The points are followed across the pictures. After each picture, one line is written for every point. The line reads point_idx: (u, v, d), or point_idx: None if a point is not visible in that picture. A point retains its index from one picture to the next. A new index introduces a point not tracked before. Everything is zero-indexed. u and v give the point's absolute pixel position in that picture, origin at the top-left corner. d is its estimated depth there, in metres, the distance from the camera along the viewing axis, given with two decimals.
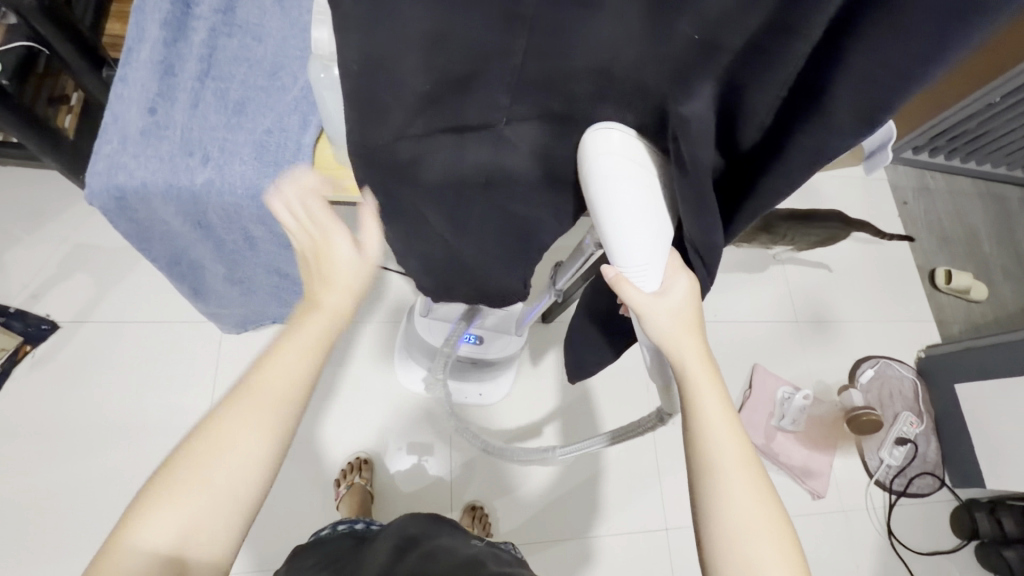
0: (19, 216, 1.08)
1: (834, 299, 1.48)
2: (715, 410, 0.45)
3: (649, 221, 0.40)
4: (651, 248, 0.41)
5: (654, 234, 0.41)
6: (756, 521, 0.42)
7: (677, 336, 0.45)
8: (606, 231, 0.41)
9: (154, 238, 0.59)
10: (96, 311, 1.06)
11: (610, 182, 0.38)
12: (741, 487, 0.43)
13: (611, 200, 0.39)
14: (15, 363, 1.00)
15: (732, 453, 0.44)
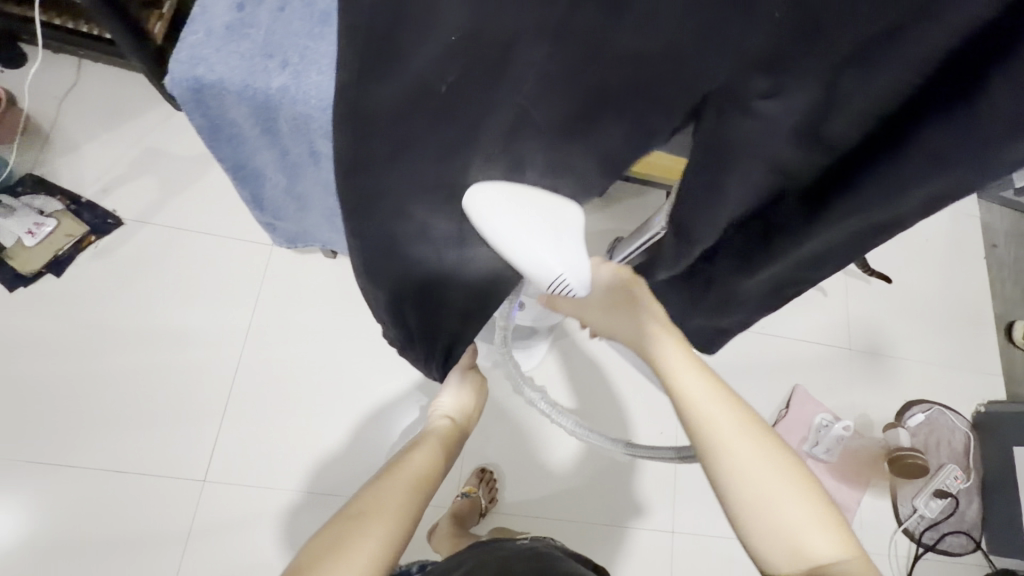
0: (99, 112, 1.12)
1: (894, 333, 1.38)
2: (706, 406, 0.50)
3: (552, 247, 0.47)
4: (560, 257, 0.48)
5: (558, 250, 0.48)
6: (774, 485, 0.49)
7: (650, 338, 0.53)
8: (517, 262, 0.48)
9: (224, 138, 0.58)
10: (158, 215, 1.10)
11: (507, 225, 0.46)
12: (751, 457, 0.49)
13: (503, 236, 0.46)
14: (79, 250, 1.05)
15: (733, 429, 0.50)
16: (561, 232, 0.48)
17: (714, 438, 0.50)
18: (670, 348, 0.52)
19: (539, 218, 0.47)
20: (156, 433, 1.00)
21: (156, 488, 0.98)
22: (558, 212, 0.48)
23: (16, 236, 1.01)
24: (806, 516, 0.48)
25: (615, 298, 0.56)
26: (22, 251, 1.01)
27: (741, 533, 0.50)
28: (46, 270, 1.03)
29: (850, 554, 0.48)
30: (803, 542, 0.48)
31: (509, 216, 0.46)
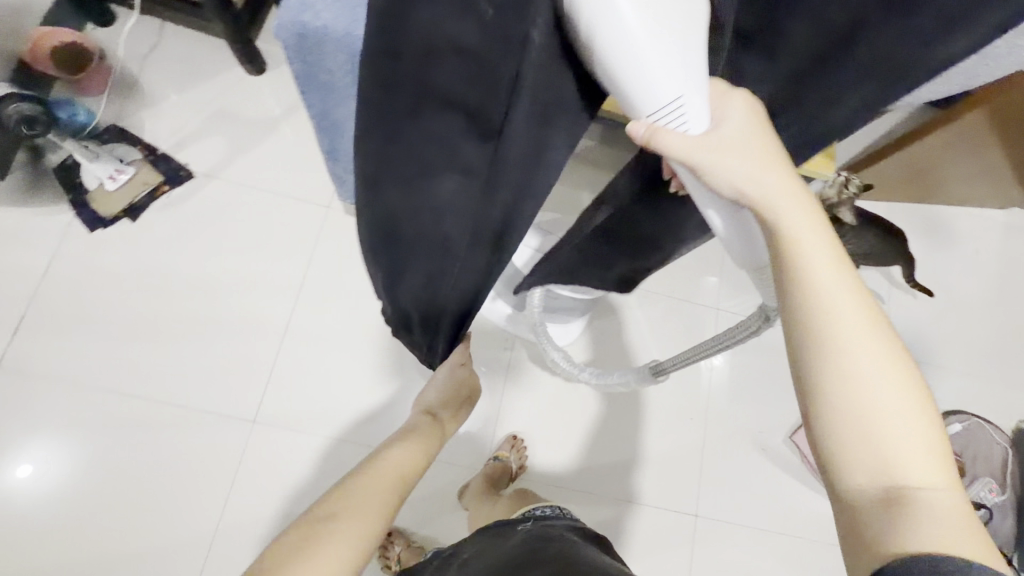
0: (178, 70, 1.19)
1: (935, 341, 1.36)
2: (831, 285, 0.39)
3: (672, 62, 0.35)
4: (680, 79, 0.35)
5: (678, 66, 0.35)
6: (891, 401, 0.39)
7: (770, 190, 0.40)
8: (630, 82, 0.35)
9: (317, 87, 0.63)
10: (225, 170, 1.16)
11: (620, 19, 0.32)
12: (862, 355, 0.39)
13: (619, 40, 0.32)
14: (152, 198, 1.12)
15: (854, 326, 0.39)
16: (689, 49, 0.35)
17: (820, 331, 0.39)
18: (794, 208, 0.40)
19: (658, 13, 0.33)
20: (211, 373, 1.07)
21: (209, 424, 1.04)
22: (692, 16, 0.34)
23: (100, 180, 1.08)
24: (908, 435, 0.39)
25: (744, 133, 0.40)
26: (103, 195, 1.09)
27: (817, 436, 0.41)
28: (123, 214, 1.10)
29: (948, 488, 0.39)
30: (895, 460, 0.38)
31: (641, 7, 0.32)
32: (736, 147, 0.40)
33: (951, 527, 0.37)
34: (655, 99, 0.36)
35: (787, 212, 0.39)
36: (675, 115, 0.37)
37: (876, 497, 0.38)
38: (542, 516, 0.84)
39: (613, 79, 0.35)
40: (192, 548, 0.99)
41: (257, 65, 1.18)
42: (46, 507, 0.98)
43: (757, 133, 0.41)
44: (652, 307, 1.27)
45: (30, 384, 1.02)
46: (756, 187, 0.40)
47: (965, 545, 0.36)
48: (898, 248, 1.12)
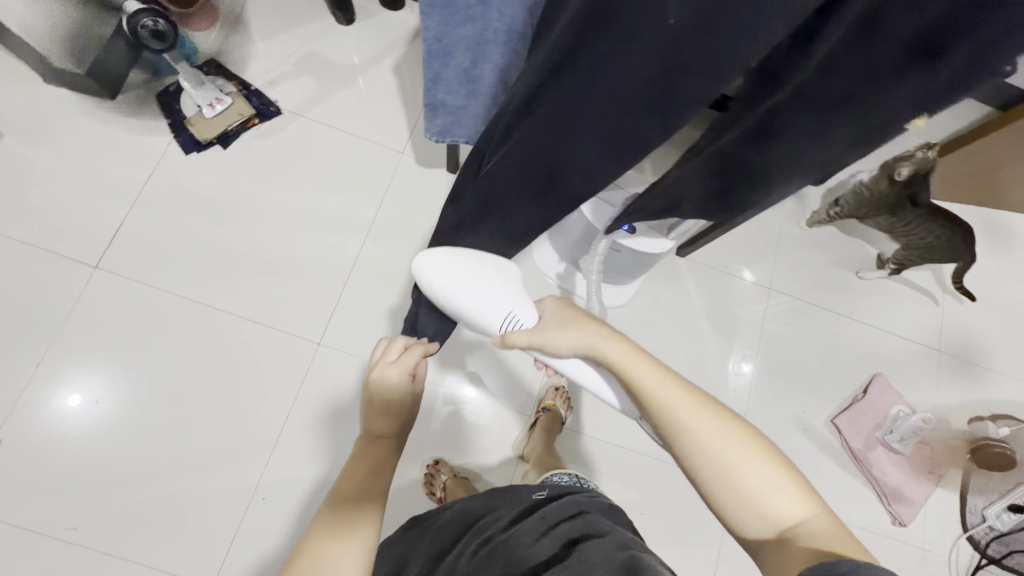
0: (277, 15, 1.26)
1: (990, 344, 1.34)
2: (661, 387, 0.53)
3: (486, 288, 0.63)
4: (503, 305, 0.63)
5: (498, 288, 0.64)
6: (744, 456, 0.48)
7: (596, 340, 0.57)
8: (466, 315, 0.64)
9: (440, 6, 0.67)
10: (310, 111, 1.23)
11: (444, 288, 0.64)
12: (707, 432, 0.50)
13: (456, 285, 0.63)
14: (245, 129, 1.20)
15: (694, 412, 0.51)
16: (501, 281, 0.64)
17: (674, 420, 0.51)
18: (608, 345, 0.57)
19: (472, 273, 0.64)
20: (283, 296, 1.13)
21: (280, 342, 1.12)
22: (496, 267, 0.66)
23: (200, 107, 1.16)
24: (771, 481, 0.47)
25: (567, 313, 0.62)
26: (201, 120, 1.17)
27: (716, 510, 0.49)
28: (216, 141, 1.18)
29: (816, 510, 0.46)
30: (761, 500, 0.47)
31: (454, 269, 0.64)
32: (563, 324, 0.60)
33: (817, 537, 0.43)
34: (493, 322, 0.63)
35: (611, 349, 0.56)
36: (514, 323, 0.62)
37: (772, 540, 0.45)
38: (567, 488, 0.80)
39: (465, 313, 0.64)
40: (256, 453, 1.07)
41: (347, 15, 1.25)
42: (128, 400, 1.06)
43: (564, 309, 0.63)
44: (702, 282, 1.29)
45: (120, 288, 1.10)
46: (590, 342, 0.58)
47: (840, 546, 0.42)
48: (966, 242, 1.11)
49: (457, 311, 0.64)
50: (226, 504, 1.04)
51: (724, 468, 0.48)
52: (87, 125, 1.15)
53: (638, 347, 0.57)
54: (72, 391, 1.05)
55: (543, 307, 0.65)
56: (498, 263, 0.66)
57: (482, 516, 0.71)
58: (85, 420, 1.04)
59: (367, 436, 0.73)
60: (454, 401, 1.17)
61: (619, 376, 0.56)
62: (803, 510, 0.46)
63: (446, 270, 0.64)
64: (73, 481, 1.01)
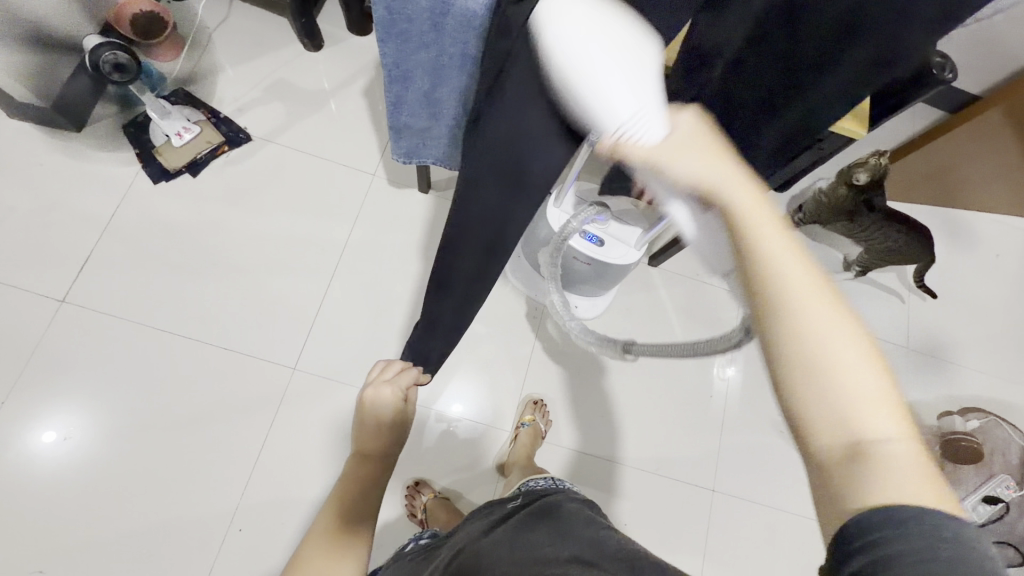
0: (245, 44, 1.28)
1: (956, 339, 1.37)
2: (769, 241, 0.34)
3: (621, 67, 0.38)
4: (630, 98, 0.38)
5: (631, 77, 0.38)
6: (846, 355, 0.32)
7: (708, 172, 0.36)
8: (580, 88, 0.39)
9: (395, 34, 0.67)
10: (280, 137, 1.23)
11: (568, 44, 0.38)
12: (830, 330, 0.32)
13: (577, 53, 0.38)
14: (214, 157, 1.20)
15: (801, 280, 0.33)
16: (641, 72, 0.38)
17: (770, 293, 0.33)
18: (724, 173, 0.36)
19: (593, 29, 0.38)
20: (257, 321, 1.13)
21: (254, 368, 1.10)
22: (633, 51, 0.39)
23: (168, 136, 1.17)
24: (874, 395, 0.32)
25: (696, 135, 0.38)
26: (169, 149, 1.17)
27: (779, 393, 0.34)
28: (185, 169, 1.18)
29: (907, 438, 0.32)
30: (846, 411, 0.32)
31: (589, 20, 0.38)
32: (689, 146, 0.37)
33: (908, 474, 0.30)
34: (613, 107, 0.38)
35: (728, 179, 0.36)
36: (639, 125, 0.37)
37: (840, 459, 0.31)
38: (542, 491, 0.81)
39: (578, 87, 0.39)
40: (232, 483, 1.05)
41: (314, 42, 1.26)
42: (98, 436, 1.04)
43: (696, 120, 0.39)
44: (675, 290, 1.31)
45: (88, 321, 1.09)
46: (695, 165, 0.37)
47: (924, 493, 0.30)
48: (922, 245, 1.16)
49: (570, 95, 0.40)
50: (202, 536, 1.02)
51: (815, 362, 0.32)
52: (52, 158, 1.14)
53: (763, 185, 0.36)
54: (39, 428, 1.03)
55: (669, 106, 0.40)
56: (639, 45, 0.39)
57: (462, 530, 0.72)
58: (53, 458, 1.02)
59: (358, 455, 0.78)
60: (447, 420, 1.16)
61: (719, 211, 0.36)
62: (895, 434, 0.32)
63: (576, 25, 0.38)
64: (41, 522, 0.99)
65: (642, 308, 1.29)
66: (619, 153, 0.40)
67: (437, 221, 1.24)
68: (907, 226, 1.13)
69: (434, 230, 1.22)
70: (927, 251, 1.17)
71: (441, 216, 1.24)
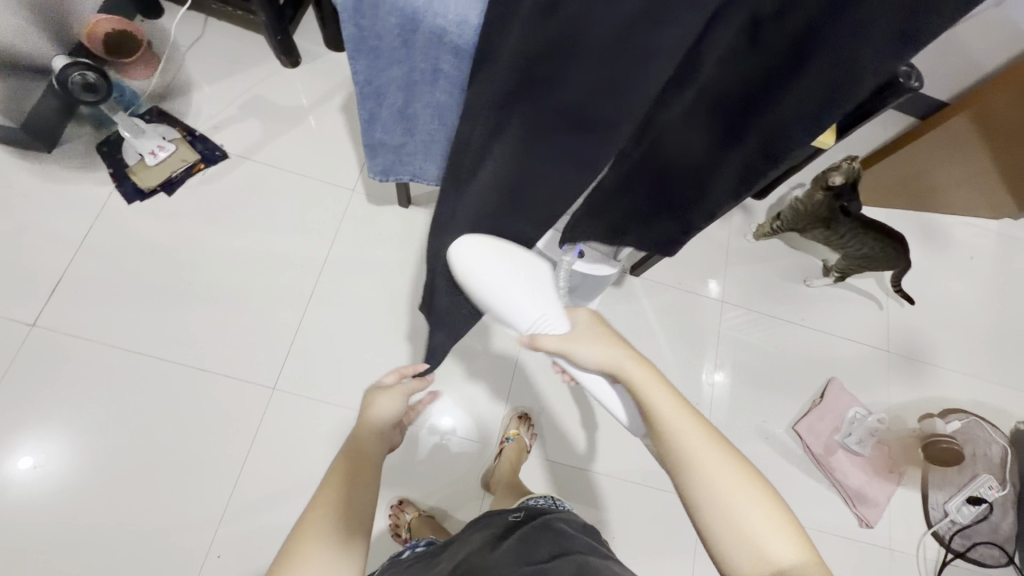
0: (220, 61, 1.27)
1: (935, 341, 1.39)
2: (679, 426, 0.52)
3: (518, 283, 0.62)
4: (534, 304, 0.62)
5: (529, 288, 0.63)
6: (744, 505, 0.48)
7: (634, 376, 0.55)
8: (500, 302, 0.63)
9: (366, 50, 0.67)
10: (258, 154, 1.22)
11: (485, 266, 0.61)
12: (715, 472, 0.49)
13: (492, 277, 0.61)
14: (189, 175, 1.18)
15: (708, 449, 0.50)
16: (532, 279, 0.63)
17: (687, 466, 0.50)
18: (643, 382, 0.55)
19: (496, 260, 0.62)
20: (235, 341, 1.11)
21: (233, 388, 1.08)
22: (523, 267, 0.63)
23: (141, 155, 1.15)
24: (770, 531, 0.47)
25: (596, 332, 0.60)
26: (143, 168, 1.16)
27: (710, 542, 0.49)
28: (160, 188, 1.17)
29: (805, 557, 0.46)
30: (755, 545, 0.47)
31: (490, 255, 0.62)
32: (589, 339, 0.59)
33: None
34: (524, 318, 0.62)
35: (645, 385, 0.55)
36: (544, 326, 0.61)
37: None
38: (540, 508, 0.80)
39: (498, 299, 0.63)
40: (210, 508, 1.02)
41: (291, 59, 1.27)
42: (69, 463, 1.01)
43: (610, 338, 0.59)
44: (657, 299, 1.32)
45: (58, 345, 1.06)
46: (623, 372, 0.56)
47: None
48: (901, 254, 1.17)
49: (488, 297, 0.62)
50: (179, 564, 0.99)
51: (725, 515, 0.48)
52: (22, 179, 1.12)
53: (670, 385, 0.55)
54: (9, 456, 0.99)
55: (573, 319, 0.63)
56: (525, 260, 0.64)
57: (461, 540, 0.72)
58: (23, 489, 0.98)
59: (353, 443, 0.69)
60: (441, 433, 1.15)
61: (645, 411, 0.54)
62: (795, 557, 0.46)
63: (486, 252, 0.62)
64: (10, 554, 0.95)
65: (624, 317, 1.29)
66: (538, 344, 0.60)
67: (418, 235, 1.23)
68: (886, 234, 1.14)
69: (415, 244, 1.22)
70: (904, 260, 1.18)
71: (422, 230, 1.23)
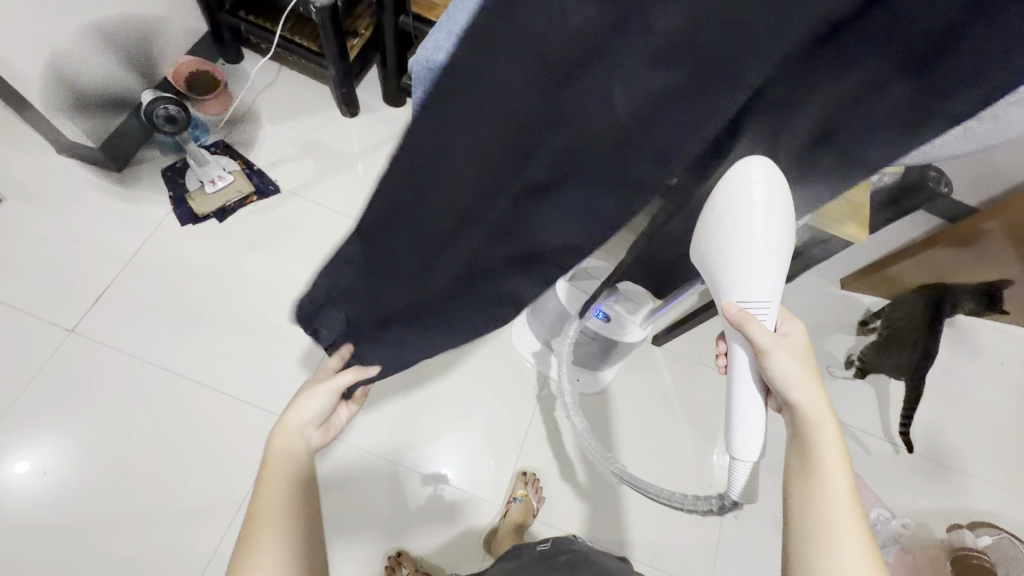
0: (285, 106, 1.37)
1: (963, 446, 1.34)
2: (831, 460, 0.54)
3: (769, 252, 0.50)
4: (767, 288, 0.53)
5: (770, 269, 0.52)
6: (855, 562, 0.49)
7: (806, 395, 0.56)
8: (733, 263, 0.52)
9: None
10: (306, 192, 1.29)
11: (747, 206, 0.46)
12: (842, 517, 0.51)
13: (749, 227, 0.48)
14: (242, 205, 1.25)
15: (842, 495, 0.52)
16: (780, 252, 0.51)
17: (816, 500, 0.53)
18: (820, 412, 0.56)
19: (768, 197, 0.46)
20: (257, 368, 1.13)
21: (246, 416, 1.09)
22: (785, 224, 0.49)
23: (202, 183, 1.23)
24: None
25: (805, 355, 0.58)
26: (201, 195, 1.23)
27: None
28: (212, 215, 1.23)
29: None
30: None
31: (765, 189, 0.46)
32: (796, 356, 0.57)
33: None
34: (753, 293, 0.54)
35: (814, 411, 0.56)
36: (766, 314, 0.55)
37: None
38: (560, 538, 0.94)
39: (728, 254, 0.52)
40: (203, 539, 1.00)
41: (352, 109, 1.36)
42: (78, 474, 1.01)
43: (807, 352, 0.58)
44: (678, 371, 1.30)
45: (91, 354, 1.09)
46: (798, 390, 0.56)
47: None
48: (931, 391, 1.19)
49: (721, 245, 0.51)
50: None
51: (834, 562, 0.50)
52: (88, 194, 1.20)
53: (839, 425, 0.56)
54: (17, 460, 1.00)
55: (791, 329, 0.59)
56: (787, 226, 0.49)
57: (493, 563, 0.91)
58: (28, 492, 0.99)
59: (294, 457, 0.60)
60: (435, 481, 1.13)
61: (803, 432, 0.56)
62: None
63: (761, 186, 0.46)
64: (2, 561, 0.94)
65: (643, 387, 1.28)
66: (745, 329, 0.55)
67: None
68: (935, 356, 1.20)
69: None
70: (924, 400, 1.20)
71: None
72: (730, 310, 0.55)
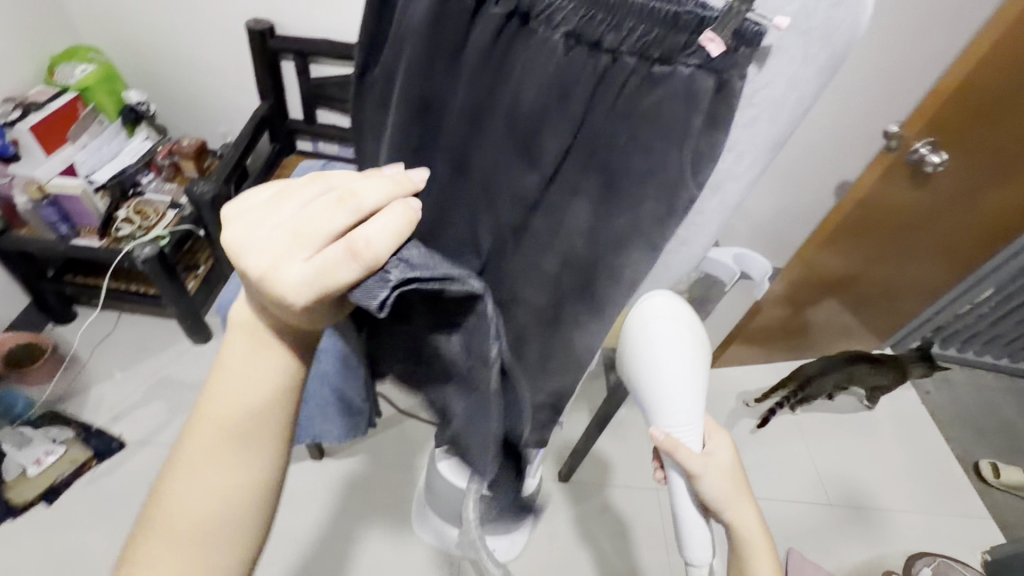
0: (126, 353, 1.31)
1: (871, 483, 1.41)
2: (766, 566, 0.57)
3: (680, 375, 0.53)
4: (685, 413, 0.54)
5: (682, 392, 0.54)
6: None
7: (739, 515, 0.56)
8: (651, 387, 0.54)
9: None
10: (157, 438, 1.19)
11: (651, 332, 0.53)
12: None
13: (659, 351, 0.53)
14: (78, 475, 1.12)
15: None
16: (692, 376, 0.53)
17: None
18: (750, 523, 0.57)
19: (671, 325, 0.53)
20: None
21: None
22: (693, 351, 0.54)
23: (23, 466, 1.09)
24: None
25: (735, 470, 0.56)
26: (22, 481, 1.09)
27: None
28: (40, 498, 1.08)
29: None
30: None
31: (664, 320, 0.53)
32: (726, 477, 0.55)
33: None
34: (672, 418, 0.54)
35: (748, 524, 0.57)
36: (687, 435, 0.54)
37: None
38: None
39: (646, 379, 0.54)
40: None
41: (202, 334, 1.33)
42: None
43: (734, 460, 0.57)
44: (595, 502, 1.26)
45: None
46: (733, 510, 0.56)
47: None
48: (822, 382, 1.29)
49: (643, 369, 0.54)
50: None
51: None
52: None
53: (766, 525, 0.58)
54: None
55: (715, 443, 0.57)
56: (698, 353, 0.54)
57: None
58: None
59: None
60: None
61: (739, 544, 0.57)
62: None
63: (664, 317, 0.53)
64: None
65: (566, 531, 1.22)
66: (672, 455, 0.53)
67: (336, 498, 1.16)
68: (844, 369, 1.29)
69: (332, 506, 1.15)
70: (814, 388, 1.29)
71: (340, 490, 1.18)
72: (657, 437, 0.55)
